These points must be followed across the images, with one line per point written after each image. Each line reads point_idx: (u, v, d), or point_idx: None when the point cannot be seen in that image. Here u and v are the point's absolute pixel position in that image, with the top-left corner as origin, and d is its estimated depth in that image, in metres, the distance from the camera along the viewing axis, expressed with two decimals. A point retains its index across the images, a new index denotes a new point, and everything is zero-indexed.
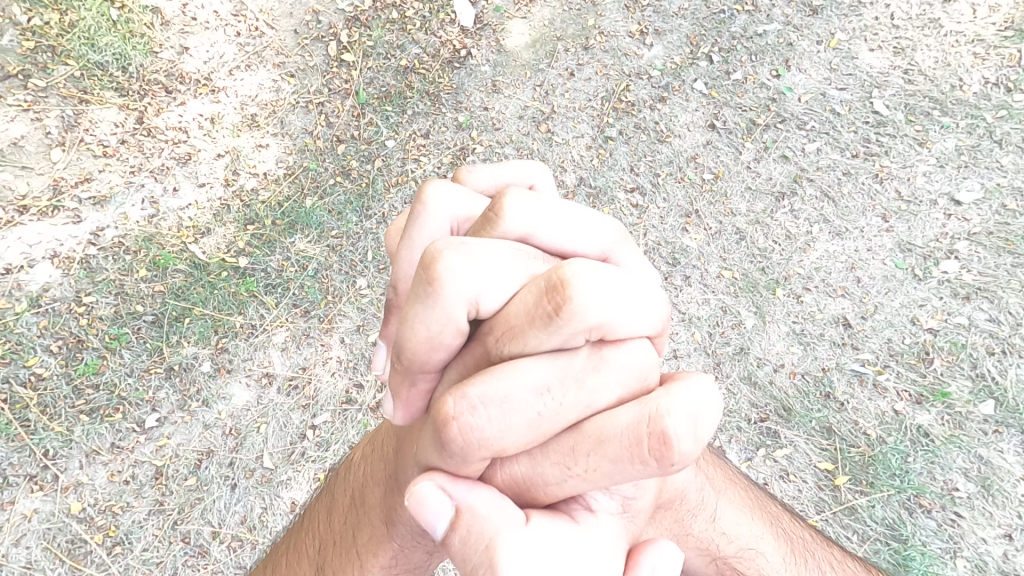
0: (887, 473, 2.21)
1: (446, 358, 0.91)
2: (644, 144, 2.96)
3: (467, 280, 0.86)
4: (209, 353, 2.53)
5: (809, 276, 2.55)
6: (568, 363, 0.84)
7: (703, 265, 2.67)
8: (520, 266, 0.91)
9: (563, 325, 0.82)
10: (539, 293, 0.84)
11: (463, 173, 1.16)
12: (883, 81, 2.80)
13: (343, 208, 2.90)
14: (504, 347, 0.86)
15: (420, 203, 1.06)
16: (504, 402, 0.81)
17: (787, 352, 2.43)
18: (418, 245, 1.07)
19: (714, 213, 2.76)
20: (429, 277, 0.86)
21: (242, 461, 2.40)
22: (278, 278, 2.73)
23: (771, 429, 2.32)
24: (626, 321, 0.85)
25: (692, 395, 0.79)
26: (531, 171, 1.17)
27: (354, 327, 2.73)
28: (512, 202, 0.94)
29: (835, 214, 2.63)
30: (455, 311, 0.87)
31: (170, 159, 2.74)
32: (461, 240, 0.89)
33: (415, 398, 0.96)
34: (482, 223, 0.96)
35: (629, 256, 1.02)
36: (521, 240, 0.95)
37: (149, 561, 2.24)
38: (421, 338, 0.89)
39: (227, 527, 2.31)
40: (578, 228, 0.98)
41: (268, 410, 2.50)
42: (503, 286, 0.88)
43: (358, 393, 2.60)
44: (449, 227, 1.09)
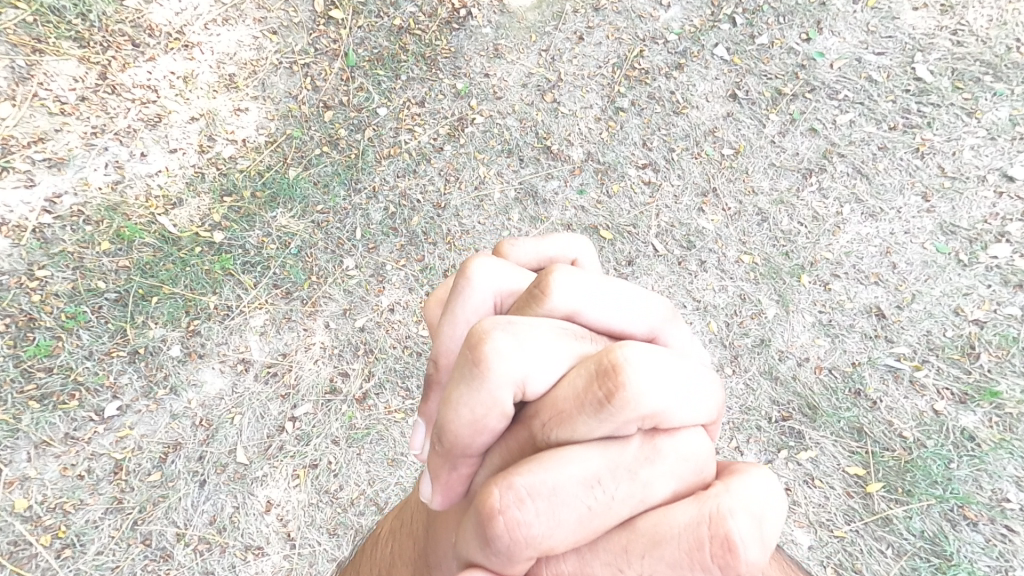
0: (927, 481, 1.99)
1: (487, 442, 0.72)
2: (658, 116, 2.75)
3: (512, 357, 0.70)
4: (179, 336, 2.31)
5: (838, 261, 2.33)
6: (619, 453, 0.64)
7: (720, 248, 2.52)
8: (565, 345, 0.74)
9: (616, 412, 0.64)
10: (589, 373, 0.66)
11: (507, 247, 1.16)
12: (928, 44, 2.55)
13: (329, 180, 2.72)
14: (550, 432, 0.67)
15: (464, 277, 0.98)
16: (549, 498, 0.62)
17: (812, 345, 2.23)
18: (464, 322, 0.97)
19: (733, 192, 2.58)
20: (470, 354, 0.72)
21: (213, 455, 2.17)
22: (257, 256, 2.54)
23: (794, 429, 2.12)
24: (685, 408, 0.67)
25: (754, 492, 0.61)
26: (574, 246, 1.17)
27: (340, 310, 2.56)
28: (559, 278, 0.84)
29: (868, 192, 2.40)
30: (500, 393, 0.70)
31: (137, 121, 2.49)
32: (508, 320, 0.75)
33: (451, 485, 0.76)
34: (527, 300, 0.87)
35: (680, 334, 0.88)
36: (568, 318, 0.84)
37: (104, 566, 2.01)
38: (460, 422, 0.71)
39: (194, 529, 2.08)
40: (622, 305, 0.86)
41: (243, 399, 2.29)
42: (551, 366, 0.71)
43: (344, 383, 2.40)
44: (494, 301, 1.00)
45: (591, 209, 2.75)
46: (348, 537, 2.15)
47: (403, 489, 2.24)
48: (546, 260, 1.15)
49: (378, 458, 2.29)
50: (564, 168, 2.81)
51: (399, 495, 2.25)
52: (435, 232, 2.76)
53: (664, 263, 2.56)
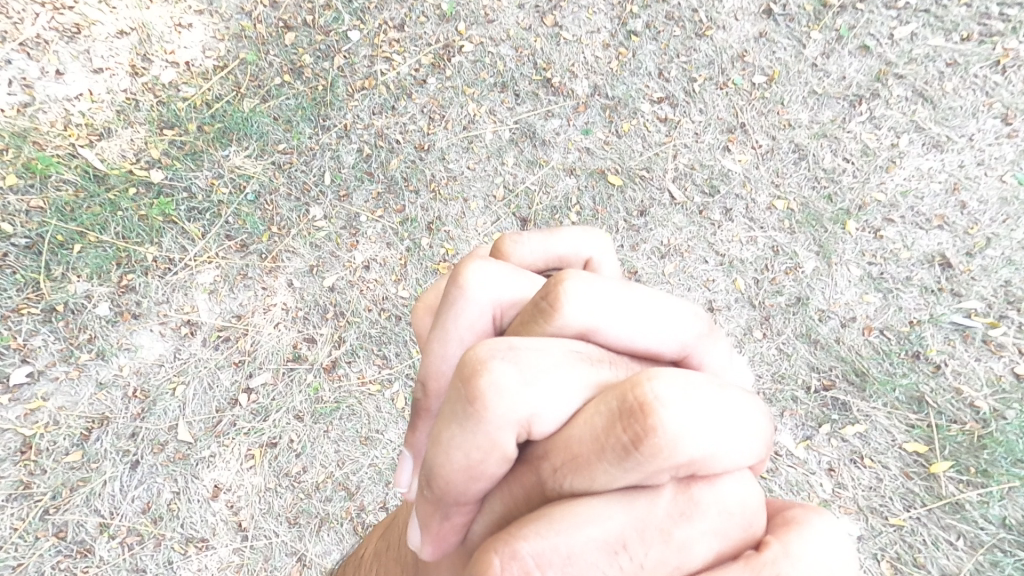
0: (1009, 459, 1.63)
1: (486, 486, 0.62)
2: (677, 41, 2.41)
3: (521, 393, 0.60)
4: (109, 292, 1.95)
5: (892, 204, 1.98)
6: (648, 508, 0.57)
7: (748, 193, 2.16)
8: (579, 371, 0.63)
9: (646, 461, 0.55)
10: (609, 411, 0.57)
11: (509, 243, 0.92)
12: None
13: (292, 114, 2.37)
14: (564, 481, 0.59)
15: (460, 287, 0.78)
16: (567, 563, 0.56)
17: (859, 302, 1.90)
18: (457, 341, 0.79)
19: (765, 126, 2.22)
20: (463, 389, 0.61)
21: (149, 433, 1.83)
22: (206, 201, 2.17)
23: (839, 401, 1.79)
24: (734, 447, 0.58)
25: (817, 547, 0.57)
26: (586, 243, 0.94)
27: (306, 267, 2.18)
28: (573, 287, 0.68)
29: (930, 119, 2.06)
30: (502, 435, 0.60)
31: (49, 30, 2.18)
32: (508, 342, 0.63)
33: (444, 535, 0.66)
34: (531, 313, 0.70)
35: (718, 354, 0.72)
36: (582, 337, 0.67)
37: (3, 564, 1.65)
38: (455, 468, 0.61)
39: (121, 519, 1.74)
40: (651, 320, 0.69)
41: (187, 367, 1.94)
42: (563, 399, 0.60)
43: (310, 350, 2.05)
44: (492, 316, 0.80)
45: (597, 150, 2.37)
46: (312, 527, 1.83)
47: (379, 471, 1.92)
48: (554, 260, 0.93)
49: (349, 435, 1.95)
50: (568, 104, 2.45)
51: (373, 479, 1.91)
52: (417, 178, 2.37)
53: (682, 213, 2.19)
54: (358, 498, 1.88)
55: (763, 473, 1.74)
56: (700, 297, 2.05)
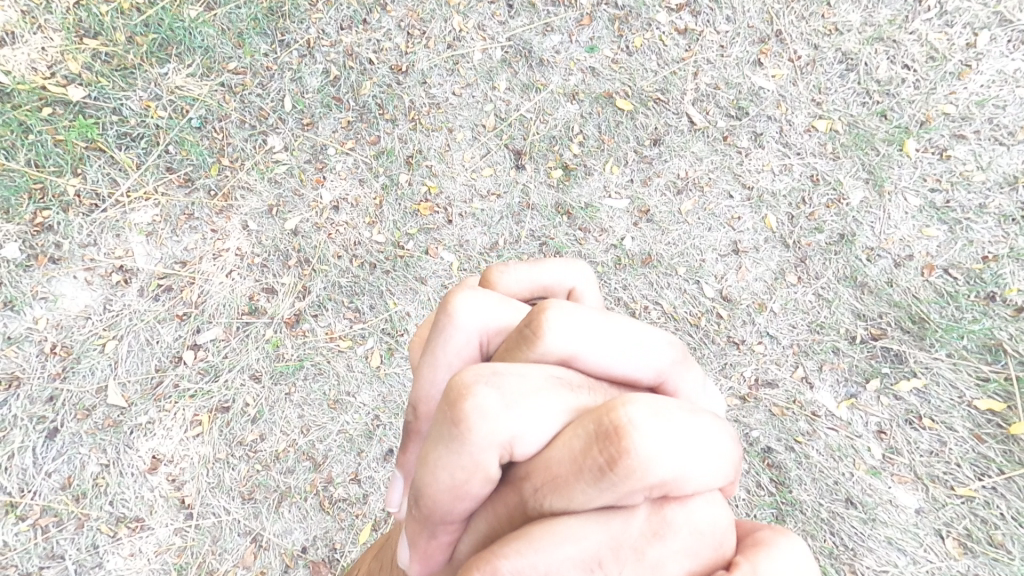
0: None
1: (473, 507, 0.43)
2: None
3: (500, 416, 0.41)
4: (20, 232, 1.65)
5: (964, 117, 1.65)
6: (623, 527, 0.40)
7: (783, 115, 1.82)
8: (558, 396, 0.44)
9: (621, 481, 0.38)
10: (585, 430, 0.40)
11: (494, 273, 0.68)
12: None
13: (242, 27, 1.99)
14: (544, 504, 0.40)
15: (448, 316, 0.54)
16: None
17: (918, 238, 1.59)
18: (446, 368, 0.55)
19: (806, 35, 1.86)
20: (443, 410, 0.42)
21: (70, 395, 1.54)
22: (139, 126, 1.82)
23: (891, 352, 1.51)
24: (707, 464, 0.40)
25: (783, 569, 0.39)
26: (575, 272, 0.70)
27: (263, 207, 1.85)
28: (557, 311, 0.47)
29: (1017, 9, 1.70)
30: (485, 455, 0.41)
31: None
32: (493, 366, 0.44)
33: (431, 553, 0.45)
34: (507, 345, 0.49)
35: (696, 381, 0.52)
36: (564, 365, 0.47)
37: None
38: (436, 490, 0.42)
39: (36, 497, 1.47)
40: (643, 345, 0.49)
41: (119, 320, 1.64)
42: (544, 417, 0.42)
43: (269, 302, 1.75)
44: (479, 344, 0.56)
45: (604, 70, 2.01)
46: (270, 504, 1.57)
47: (350, 440, 1.65)
48: (541, 293, 0.68)
49: (315, 399, 1.68)
50: (570, 16, 2.08)
51: (343, 448, 1.64)
52: (394, 105, 2.02)
53: (703, 140, 1.86)
54: (325, 470, 1.62)
55: (800, 436, 1.48)
56: (724, 238, 1.74)
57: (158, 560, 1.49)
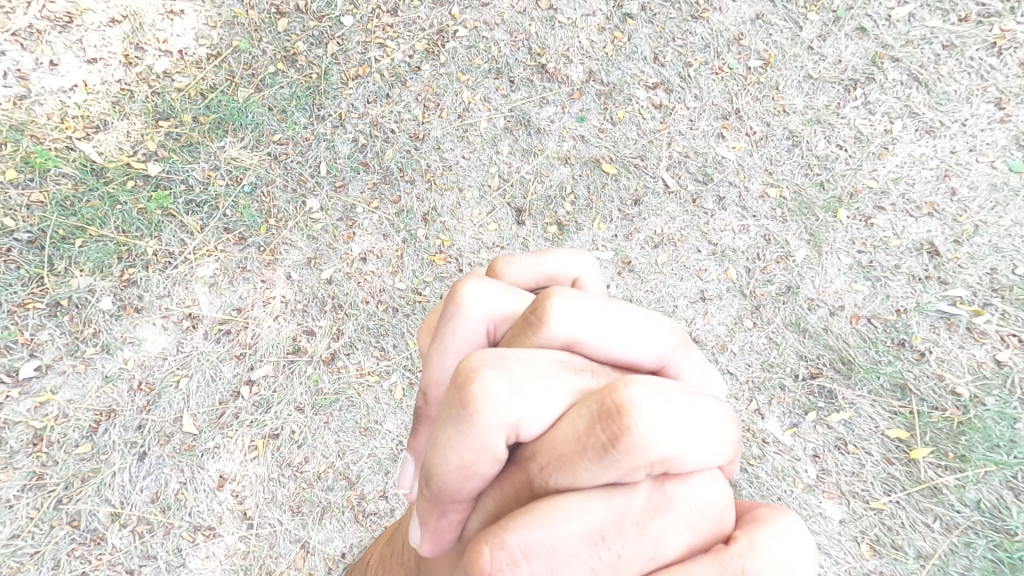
0: (986, 445, 1.68)
1: (484, 482, 0.57)
2: (673, 24, 2.37)
3: (508, 398, 0.55)
4: (112, 287, 1.99)
5: (884, 191, 1.98)
6: (625, 501, 0.53)
7: (742, 182, 2.15)
8: (564, 379, 0.59)
9: (622, 459, 0.51)
10: (588, 412, 0.54)
11: (502, 263, 0.90)
12: None
13: (286, 104, 2.35)
14: (551, 477, 0.54)
15: (457, 304, 0.73)
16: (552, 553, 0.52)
17: (848, 291, 1.92)
18: (456, 353, 0.74)
19: (760, 113, 2.19)
20: (457, 395, 0.57)
21: (154, 424, 1.89)
22: (204, 194, 2.18)
23: (825, 389, 1.84)
24: (706, 447, 0.53)
25: (782, 544, 0.52)
26: (579, 263, 0.91)
27: (304, 259, 2.20)
28: (560, 299, 0.64)
29: (924, 104, 2.03)
30: (492, 436, 0.55)
31: (41, 19, 2.09)
32: (499, 351, 0.59)
33: (445, 527, 0.61)
34: (518, 328, 0.66)
35: (692, 366, 0.68)
36: (567, 348, 0.64)
37: (20, 552, 1.71)
38: (447, 468, 0.56)
39: (132, 508, 1.81)
40: (636, 333, 0.65)
41: (190, 360, 1.99)
42: (551, 400, 0.56)
43: (309, 342, 2.10)
44: (487, 330, 0.75)
45: (592, 138, 2.35)
46: (314, 516, 1.91)
47: (377, 461, 1.99)
48: (546, 280, 0.89)
49: (348, 427, 2.02)
50: (563, 91, 2.43)
51: (373, 469, 1.98)
52: (413, 169, 2.36)
53: (675, 202, 2.19)
54: (358, 488, 1.95)
55: (751, 459, 1.78)
56: (692, 287, 2.07)
57: (227, 560, 1.83)
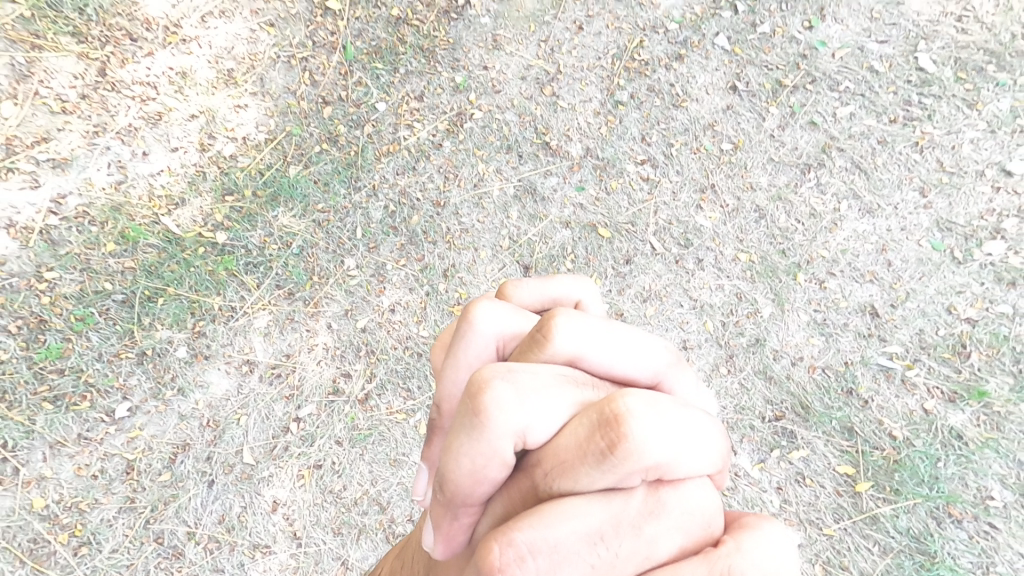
0: (914, 480, 2.11)
1: (491, 489, 0.65)
2: (658, 110, 2.66)
3: (515, 409, 0.63)
4: (186, 338, 2.38)
5: (834, 260, 2.41)
6: (623, 505, 0.60)
7: (717, 247, 2.49)
8: (567, 392, 0.68)
9: (620, 463, 0.59)
10: (590, 421, 0.61)
11: (511, 288, 1.04)
12: (931, 32, 2.58)
13: (329, 177, 2.63)
14: (554, 481, 0.61)
15: (469, 324, 0.87)
16: (554, 552, 0.58)
17: (807, 344, 2.31)
18: (467, 368, 0.87)
19: (732, 187, 2.55)
20: (469, 407, 0.64)
21: (220, 456, 2.27)
22: (260, 256, 2.52)
23: (788, 429, 2.21)
24: (695, 456, 0.62)
25: (767, 550, 0.59)
26: (580, 287, 1.04)
27: (342, 310, 2.53)
28: (563, 319, 0.74)
29: (866, 189, 2.47)
30: (500, 443, 0.63)
31: (139, 119, 2.53)
32: (508, 364, 0.68)
33: (455, 532, 0.68)
34: (527, 343, 0.76)
35: (688, 383, 0.77)
36: (570, 362, 0.73)
37: (119, 563, 2.13)
38: (459, 472, 0.64)
39: (203, 528, 2.20)
40: (633, 352, 0.76)
41: (248, 400, 2.36)
42: (554, 411, 0.64)
43: (346, 384, 2.44)
44: (495, 347, 0.88)
45: (589, 206, 2.61)
46: (353, 536, 2.27)
47: (404, 488, 2.33)
48: (550, 302, 1.02)
49: (380, 458, 2.36)
50: (563, 164, 2.66)
51: (401, 495, 2.33)
52: (435, 232, 2.62)
53: (662, 262, 2.50)
54: (389, 511, 2.30)
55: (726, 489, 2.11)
56: (676, 337, 2.39)
57: (280, 573, 2.20)
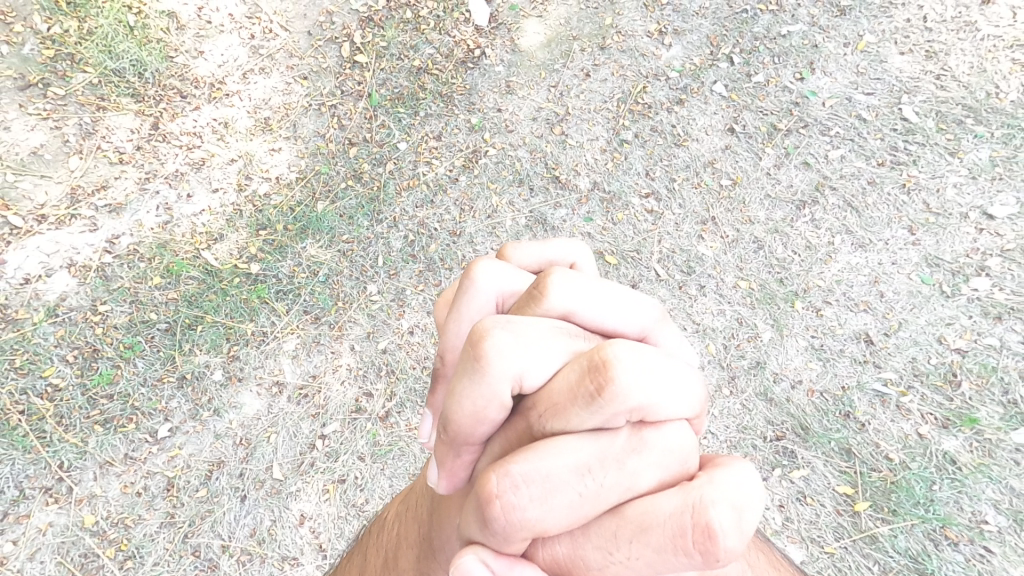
0: (911, 502, 2.23)
1: (492, 430, 0.73)
2: (660, 148, 2.86)
3: (513, 357, 0.70)
4: (221, 362, 2.57)
5: (830, 289, 2.55)
6: (609, 443, 0.66)
7: (718, 274, 2.64)
8: (561, 343, 0.74)
9: (607, 404, 0.65)
10: (580, 369, 0.67)
11: (509, 249, 1.00)
12: (913, 86, 2.77)
13: (353, 212, 2.82)
14: (549, 422, 0.68)
15: (471, 282, 0.90)
16: (546, 482, 0.65)
17: (805, 368, 2.45)
18: (468, 321, 0.90)
19: (731, 221, 2.71)
20: (472, 354, 0.72)
21: (252, 472, 2.46)
22: (290, 284, 2.72)
23: (788, 448, 2.34)
24: (675, 401, 0.67)
25: (738, 484, 0.62)
26: (576, 249, 1.00)
27: (364, 334, 2.69)
28: (558, 278, 0.79)
29: (858, 225, 2.63)
30: (500, 386, 0.70)
31: (184, 165, 2.79)
32: (508, 316, 0.75)
33: (459, 467, 0.77)
34: (524, 299, 0.81)
35: (670, 336, 0.84)
36: (564, 317, 0.79)
37: None
38: (463, 413, 0.72)
39: (237, 541, 2.38)
40: (622, 311, 0.81)
41: (278, 419, 2.54)
42: (549, 360, 0.71)
43: (368, 403, 2.59)
44: (496, 303, 0.92)
45: (597, 235, 2.76)
46: None
47: None
48: (547, 264, 0.99)
49: (400, 473, 2.51)
50: (572, 197, 2.84)
51: None
52: (451, 259, 2.79)
53: (665, 288, 2.64)
54: None
55: None
56: None
57: None
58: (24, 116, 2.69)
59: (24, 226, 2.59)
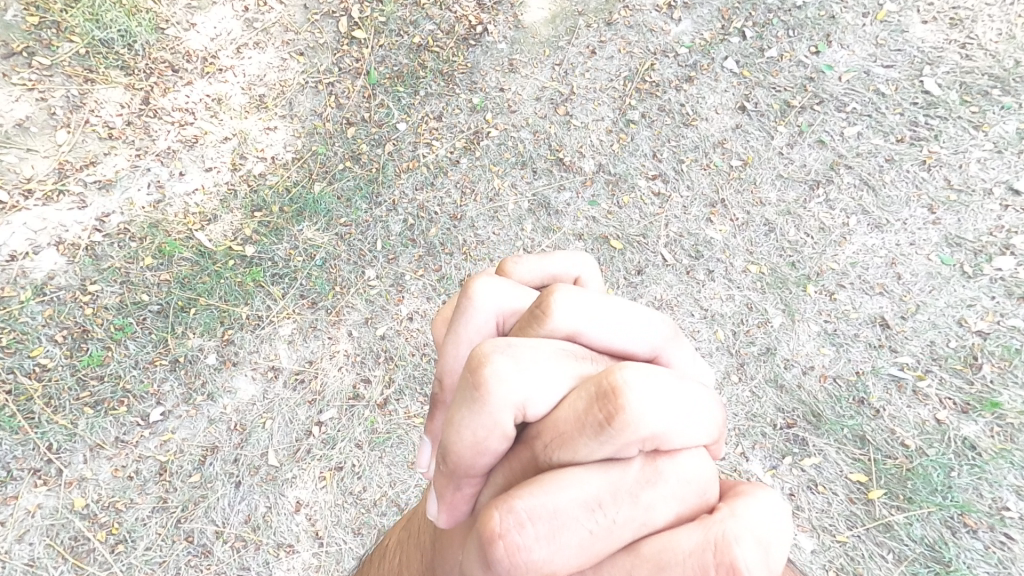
0: (928, 489, 2.15)
1: (493, 461, 0.64)
2: (669, 128, 2.77)
3: (512, 380, 0.62)
4: (215, 345, 2.51)
5: (844, 272, 2.47)
6: (621, 475, 0.57)
7: (727, 258, 2.55)
8: (565, 364, 0.65)
9: (618, 434, 0.56)
10: (587, 393, 0.59)
11: (509, 264, 0.94)
12: (936, 57, 2.66)
13: (351, 194, 2.74)
14: (555, 453, 0.59)
15: (468, 299, 0.82)
16: (553, 520, 0.55)
17: (817, 354, 2.37)
18: (467, 343, 0.82)
19: (742, 203, 2.62)
20: (469, 378, 0.63)
21: (247, 458, 2.40)
22: (286, 267, 2.64)
23: (799, 437, 2.27)
24: (691, 426, 0.59)
25: (763, 514, 0.54)
26: (580, 263, 0.93)
27: (362, 319, 2.61)
28: (561, 294, 0.70)
29: (875, 205, 2.54)
30: (501, 414, 0.61)
31: (177, 143, 2.71)
32: (507, 339, 0.66)
33: (458, 502, 0.67)
34: (524, 320, 0.73)
35: (685, 355, 0.75)
36: (569, 338, 0.70)
37: (152, 560, 2.26)
38: (461, 444, 0.62)
39: (231, 527, 2.33)
40: (632, 328, 0.72)
41: (273, 406, 2.47)
42: (553, 383, 0.63)
43: (366, 389, 2.52)
44: (496, 322, 0.83)
45: (602, 219, 2.67)
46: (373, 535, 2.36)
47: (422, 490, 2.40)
48: (550, 279, 0.92)
49: (399, 460, 2.45)
50: (576, 179, 2.74)
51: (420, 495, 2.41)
52: (452, 243, 2.71)
53: (673, 273, 2.55)
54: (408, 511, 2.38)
55: None
56: None
57: (304, 572, 2.31)
58: (8, 86, 2.61)
59: (9, 202, 2.52)
